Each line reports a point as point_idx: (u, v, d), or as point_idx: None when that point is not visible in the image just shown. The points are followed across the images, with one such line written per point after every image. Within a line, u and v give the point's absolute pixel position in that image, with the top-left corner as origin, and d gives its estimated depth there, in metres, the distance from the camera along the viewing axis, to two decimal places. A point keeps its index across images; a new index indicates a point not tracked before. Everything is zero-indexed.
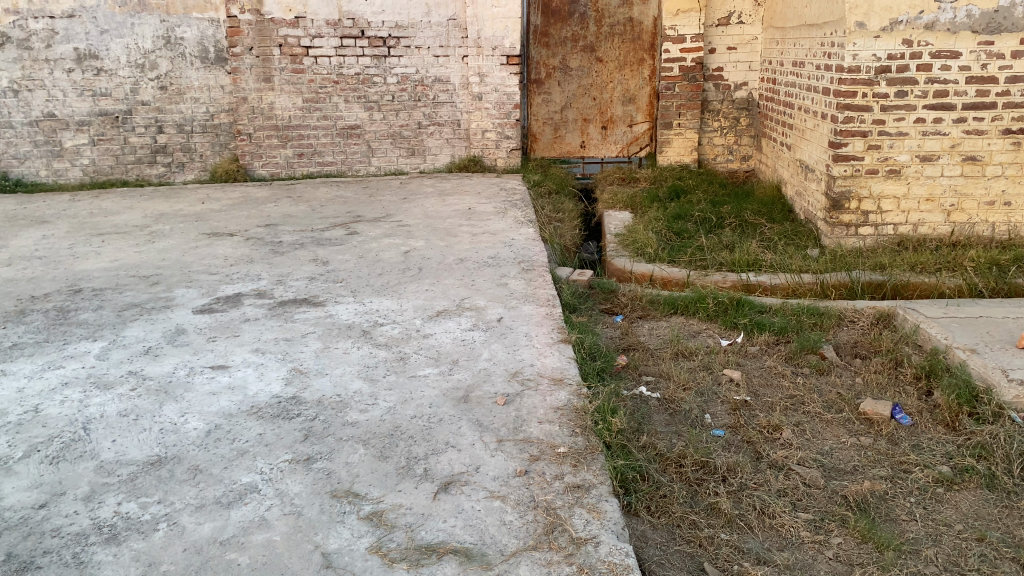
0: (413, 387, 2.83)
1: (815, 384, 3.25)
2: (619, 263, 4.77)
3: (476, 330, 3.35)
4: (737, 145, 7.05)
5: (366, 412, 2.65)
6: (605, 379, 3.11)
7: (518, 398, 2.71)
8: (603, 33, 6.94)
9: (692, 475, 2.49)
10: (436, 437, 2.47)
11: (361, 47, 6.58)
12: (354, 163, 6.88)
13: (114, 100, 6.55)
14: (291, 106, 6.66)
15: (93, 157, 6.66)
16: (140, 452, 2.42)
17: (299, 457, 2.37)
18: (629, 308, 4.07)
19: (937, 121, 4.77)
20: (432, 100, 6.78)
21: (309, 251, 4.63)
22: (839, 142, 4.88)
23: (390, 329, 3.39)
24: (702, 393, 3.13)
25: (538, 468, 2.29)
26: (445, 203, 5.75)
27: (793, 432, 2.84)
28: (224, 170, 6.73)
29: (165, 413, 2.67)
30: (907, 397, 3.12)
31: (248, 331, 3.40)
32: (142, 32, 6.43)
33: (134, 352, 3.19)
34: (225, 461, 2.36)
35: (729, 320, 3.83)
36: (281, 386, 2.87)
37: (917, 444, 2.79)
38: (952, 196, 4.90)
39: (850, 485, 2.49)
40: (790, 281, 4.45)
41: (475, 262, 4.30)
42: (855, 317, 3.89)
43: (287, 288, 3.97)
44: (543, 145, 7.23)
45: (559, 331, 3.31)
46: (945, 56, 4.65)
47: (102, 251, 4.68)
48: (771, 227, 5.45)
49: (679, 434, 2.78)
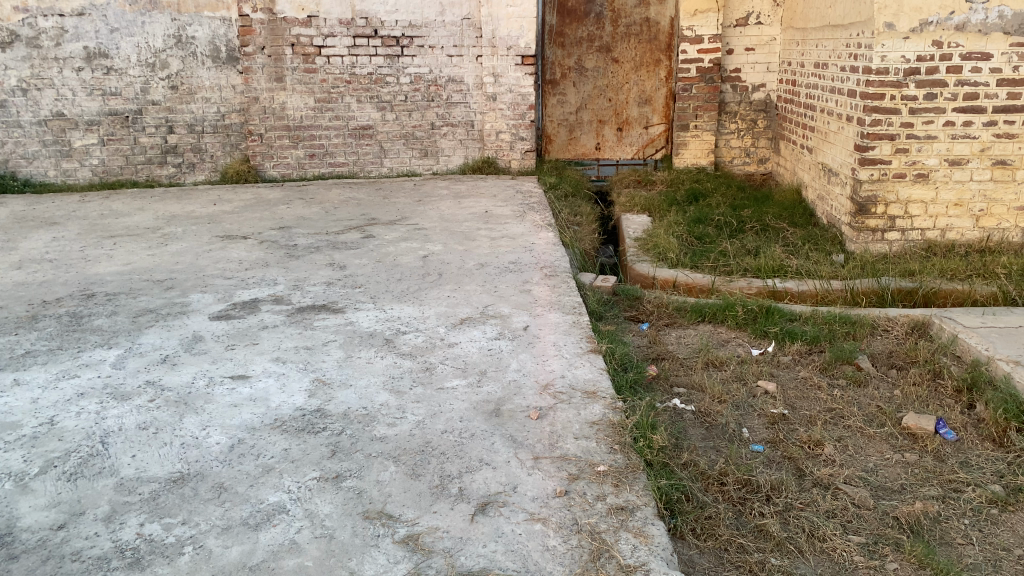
0: (441, 399, 2.73)
1: (854, 397, 3.14)
2: (641, 268, 4.66)
3: (502, 339, 3.25)
4: (754, 147, 6.96)
5: (395, 426, 2.55)
6: (638, 391, 3.00)
7: (551, 413, 2.61)
8: (619, 33, 6.84)
9: (735, 494, 2.39)
10: (469, 453, 2.37)
11: (374, 46, 6.49)
12: (367, 164, 6.78)
13: (124, 100, 6.45)
14: (303, 106, 6.57)
15: (102, 158, 6.57)
16: (162, 469, 2.32)
17: (328, 475, 2.27)
18: (655, 315, 3.97)
19: (967, 124, 4.67)
20: (445, 101, 6.68)
21: (325, 255, 4.53)
22: (866, 146, 4.77)
23: (413, 338, 3.29)
24: (738, 406, 3.03)
25: (579, 488, 2.19)
26: (461, 206, 5.65)
27: (836, 448, 2.74)
28: (235, 171, 6.64)
29: (186, 426, 2.57)
30: (950, 410, 3.02)
31: (268, 339, 3.30)
32: (152, 31, 6.34)
33: (151, 361, 3.09)
34: (250, 478, 2.27)
35: (759, 328, 3.72)
36: (304, 397, 2.76)
37: (965, 462, 2.69)
38: (982, 201, 4.80)
39: (901, 506, 2.39)
40: (818, 288, 4.34)
41: (496, 267, 4.21)
42: (889, 325, 3.79)
43: (305, 294, 3.87)
44: (557, 147, 7.12)
45: (588, 341, 3.21)
46: (976, 58, 4.54)
47: (114, 254, 4.59)
48: (793, 231, 5.35)
49: (718, 449, 2.68)
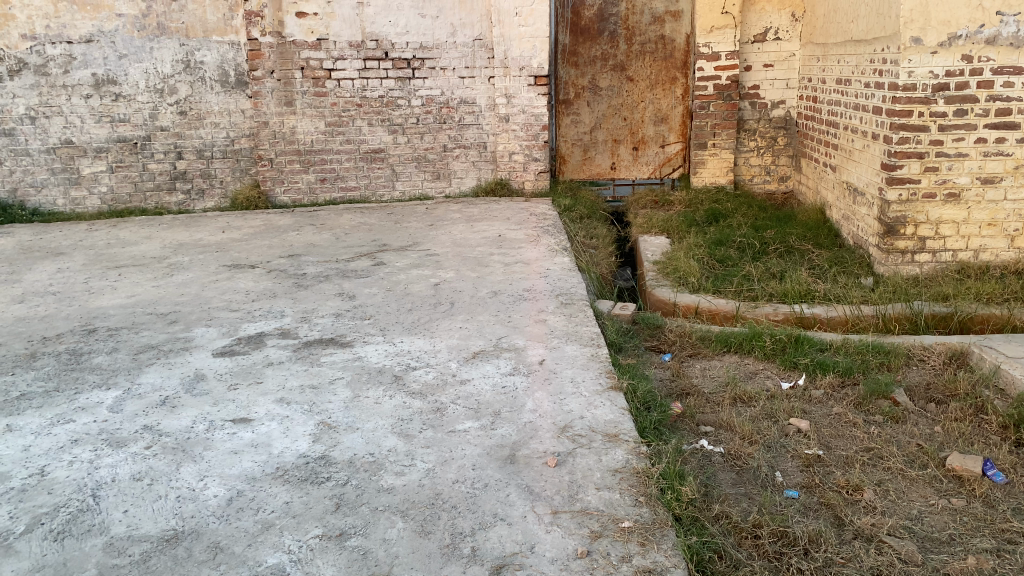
0: (453, 444, 2.56)
1: (892, 435, 2.95)
2: (661, 294, 4.49)
3: (517, 374, 3.09)
4: (775, 165, 6.78)
5: (403, 475, 2.39)
6: (663, 433, 2.82)
7: (570, 459, 2.45)
8: (634, 52, 6.71)
9: (771, 549, 2.21)
10: (483, 507, 2.21)
11: (385, 69, 6.38)
12: (378, 188, 6.66)
13: (132, 126, 6.37)
14: (314, 130, 6.47)
15: (111, 185, 6.48)
16: (155, 526, 2.17)
17: (331, 533, 2.12)
18: (678, 346, 3.80)
19: (999, 141, 4.48)
20: (458, 122, 6.55)
21: (335, 284, 4.39)
22: (893, 165, 4.59)
23: (424, 374, 3.13)
24: (769, 447, 2.84)
25: (602, 548, 2.02)
26: (475, 230, 5.51)
27: (876, 493, 2.56)
28: (245, 197, 6.53)
29: (183, 476, 2.42)
30: (996, 449, 2.83)
31: (272, 377, 3.15)
32: (161, 56, 6.27)
33: (150, 403, 2.95)
34: (248, 537, 2.11)
35: (788, 359, 3.54)
36: (308, 443, 2.61)
37: (1018, 509, 2.49)
38: (1016, 220, 4.60)
39: (953, 562, 2.20)
40: (848, 314, 4.15)
41: (510, 295, 4.05)
42: (926, 355, 3.60)
43: (312, 327, 3.72)
44: (572, 168, 6.97)
45: (608, 377, 3.04)
46: (1008, 72, 4.36)
47: (119, 285, 4.48)
48: (819, 253, 5.16)
49: (750, 497, 2.51)
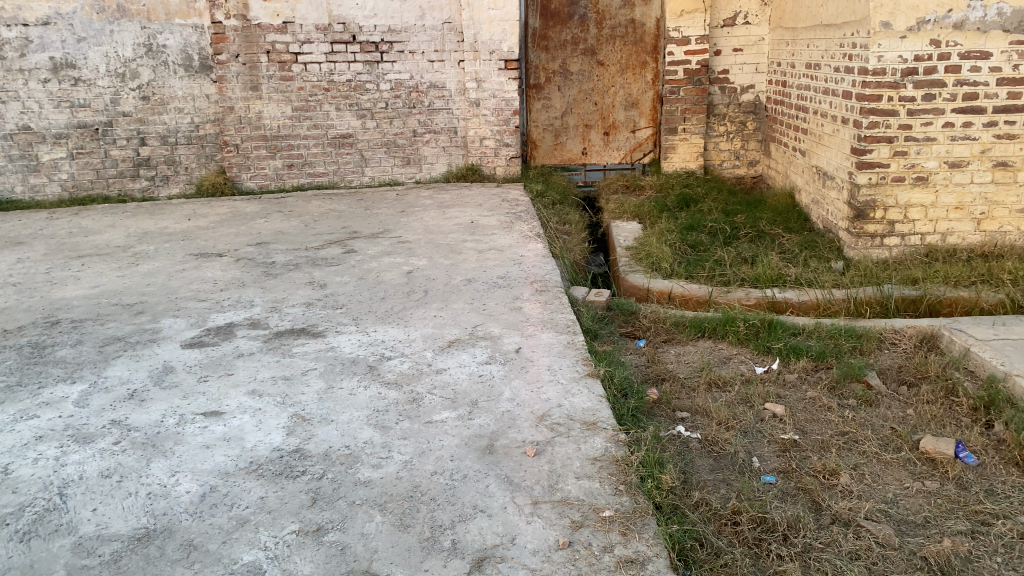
0: (430, 435, 2.53)
1: (866, 418, 2.98)
2: (635, 280, 4.48)
3: (493, 363, 3.06)
4: (744, 150, 6.80)
5: (380, 468, 2.35)
6: (640, 420, 2.81)
7: (550, 448, 2.43)
8: (604, 36, 6.66)
9: (751, 535, 2.22)
10: (462, 499, 2.18)
11: (352, 52, 6.28)
12: (347, 174, 6.57)
13: (93, 112, 6.21)
14: (280, 115, 6.36)
15: (72, 172, 6.31)
16: (126, 525, 2.12)
17: (308, 528, 2.08)
18: (652, 331, 3.79)
19: (967, 125, 4.52)
20: (427, 107, 6.48)
21: (305, 272, 4.32)
22: (863, 149, 4.62)
23: (398, 364, 3.09)
24: (746, 433, 2.85)
25: (583, 538, 2.01)
26: (446, 217, 5.46)
27: (852, 477, 2.57)
28: (211, 183, 6.40)
29: (153, 472, 2.36)
30: (968, 431, 2.86)
31: (243, 369, 3.09)
32: (121, 40, 6.10)
33: (117, 397, 2.88)
34: (223, 534, 2.07)
35: (762, 344, 3.55)
36: (282, 436, 2.56)
37: (991, 490, 2.52)
38: (983, 204, 4.66)
39: (929, 544, 2.22)
40: (820, 298, 4.18)
41: (484, 282, 4.02)
42: (897, 339, 3.63)
43: (283, 317, 3.66)
44: (543, 153, 6.93)
45: (585, 364, 3.02)
46: (975, 57, 4.39)
47: (82, 276, 4.37)
48: (789, 237, 5.20)
49: (729, 483, 2.51)
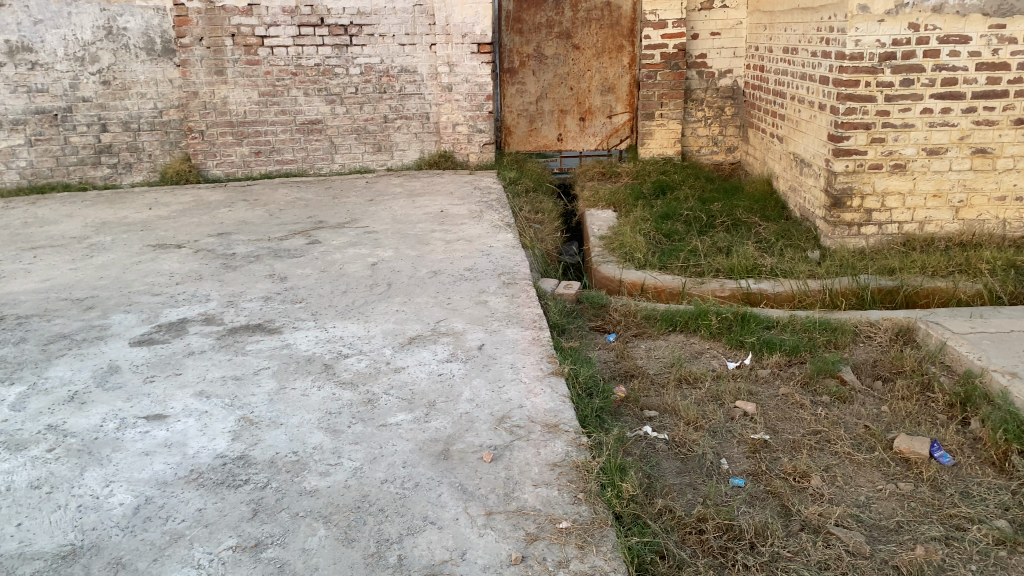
0: (384, 439, 2.41)
1: (839, 416, 2.88)
2: (607, 271, 4.36)
3: (454, 361, 2.94)
4: (722, 136, 6.68)
5: (328, 476, 2.23)
6: (606, 421, 2.70)
7: (507, 453, 2.31)
8: (580, 19, 6.51)
9: (716, 545, 2.12)
10: (412, 510, 2.06)
11: (321, 36, 6.10)
12: (317, 161, 6.40)
13: (51, 97, 5.99)
14: (246, 101, 6.18)
15: (29, 159, 6.10)
16: (51, 541, 1.98)
17: (246, 543, 1.95)
18: (623, 325, 3.68)
19: (945, 111, 4.42)
20: (398, 92, 6.31)
21: (266, 265, 4.17)
22: (840, 136, 4.52)
23: (355, 362, 2.96)
24: (715, 433, 2.75)
25: (538, 553, 1.89)
26: (416, 205, 5.31)
27: (824, 479, 2.48)
28: (175, 170, 6.21)
29: (86, 483, 2.23)
30: (943, 430, 2.77)
31: (192, 368, 2.95)
32: (80, 22, 5.90)
33: (57, 399, 2.73)
34: (154, 550, 1.94)
35: (735, 338, 3.45)
36: (227, 441, 2.43)
37: (966, 492, 2.43)
38: (961, 191, 4.57)
39: (902, 552, 2.13)
40: (795, 289, 4.08)
41: (450, 275, 3.89)
42: (872, 332, 3.54)
43: (239, 312, 3.51)
44: (517, 139, 6.78)
45: (549, 362, 2.90)
46: (954, 41, 4.29)
47: (33, 269, 4.19)
48: (765, 226, 5.09)
49: (695, 487, 2.41)
